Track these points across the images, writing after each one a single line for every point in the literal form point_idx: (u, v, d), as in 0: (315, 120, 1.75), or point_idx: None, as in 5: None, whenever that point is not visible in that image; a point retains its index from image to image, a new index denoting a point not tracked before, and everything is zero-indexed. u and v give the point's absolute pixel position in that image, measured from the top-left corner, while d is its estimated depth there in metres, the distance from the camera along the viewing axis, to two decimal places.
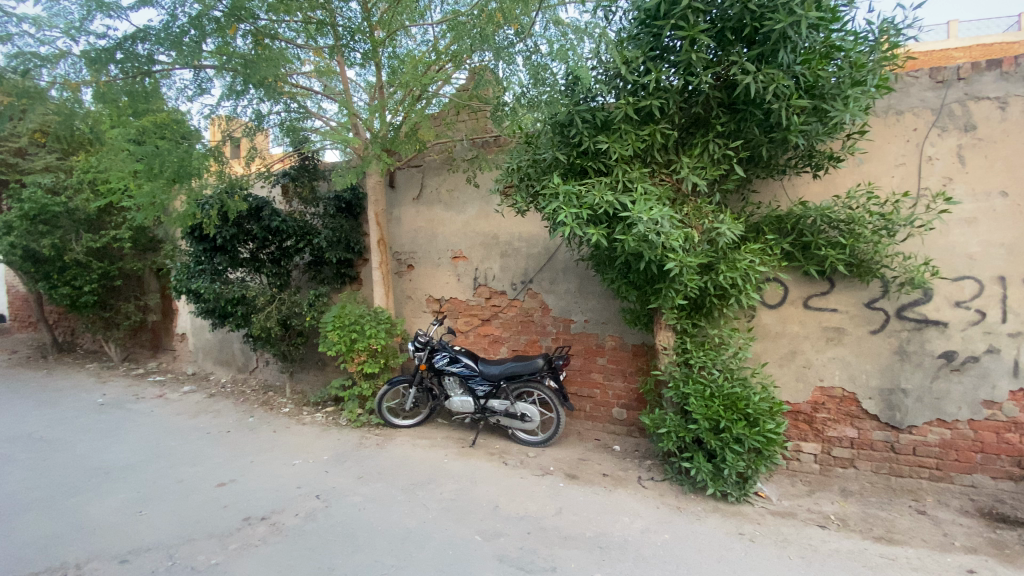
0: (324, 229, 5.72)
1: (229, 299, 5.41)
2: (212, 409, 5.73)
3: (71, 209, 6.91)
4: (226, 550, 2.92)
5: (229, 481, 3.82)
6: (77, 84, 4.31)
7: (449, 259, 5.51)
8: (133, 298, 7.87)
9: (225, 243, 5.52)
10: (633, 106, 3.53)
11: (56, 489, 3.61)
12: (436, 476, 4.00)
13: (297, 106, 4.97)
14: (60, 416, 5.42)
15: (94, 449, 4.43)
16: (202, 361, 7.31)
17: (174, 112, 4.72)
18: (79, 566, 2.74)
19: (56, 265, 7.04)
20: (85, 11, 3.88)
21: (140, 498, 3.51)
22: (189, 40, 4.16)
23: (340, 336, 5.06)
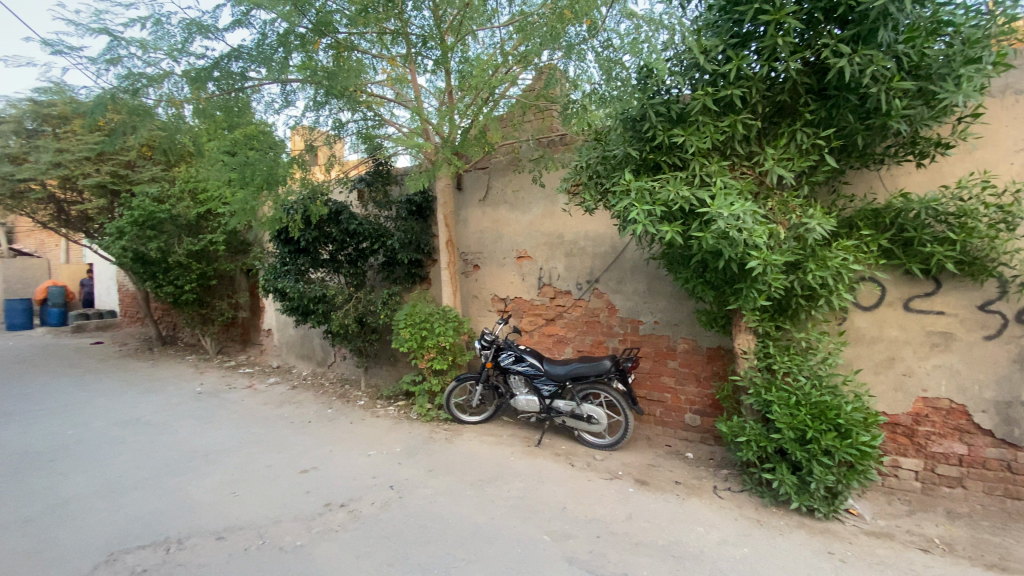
0: (396, 231, 5.91)
1: (312, 297, 5.69)
2: (295, 400, 6.12)
3: (174, 215, 7.65)
4: (309, 534, 3.09)
5: (311, 468, 4.06)
6: (180, 101, 4.82)
7: (514, 258, 5.53)
8: (226, 296, 8.58)
9: (308, 245, 5.86)
10: (712, 97, 3.37)
11: (163, 469, 3.99)
12: (503, 473, 4.03)
13: (372, 115, 5.19)
14: (166, 403, 5.99)
15: (194, 434, 4.86)
16: (286, 355, 7.83)
17: (263, 125, 5.05)
18: (183, 539, 2.99)
19: (163, 266, 7.78)
20: (187, 34, 4.26)
21: (234, 481, 3.80)
22: (276, 57, 4.47)
23: (411, 333, 5.23)
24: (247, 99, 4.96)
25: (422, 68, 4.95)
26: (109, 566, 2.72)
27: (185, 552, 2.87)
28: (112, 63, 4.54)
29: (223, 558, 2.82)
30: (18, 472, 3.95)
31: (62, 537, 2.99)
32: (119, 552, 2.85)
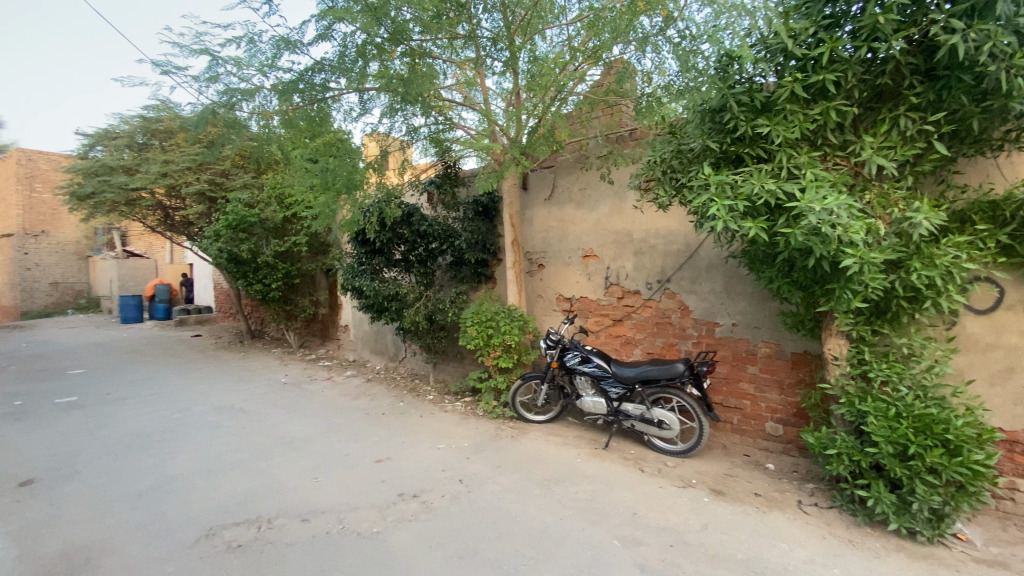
0: (463, 232, 6.05)
1: (386, 295, 5.94)
2: (368, 392, 6.42)
3: (263, 219, 8.27)
4: (385, 521, 3.21)
5: (384, 459, 4.23)
6: (270, 113, 5.19)
7: (580, 258, 5.47)
8: (308, 294, 9.15)
9: (382, 246, 6.10)
10: (802, 83, 3.15)
11: (254, 453, 4.32)
12: (571, 475, 3.99)
13: (442, 119, 5.31)
14: (255, 392, 6.48)
15: (280, 422, 5.22)
16: (361, 350, 8.23)
17: (342, 133, 5.34)
18: (272, 519, 3.20)
19: (253, 266, 8.42)
20: (277, 51, 4.58)
21: (316, 467, 4.04)
22: (356, 67, 4.71)
23: (477, 331, 5.30)
24: (328, 110, 5.26)
25: (491, 69, 5.03)
26: (209, 539, 2.95)
27: (274, 531, 3.06)
28: (211, 80, 4.97)
29: (307, 539, 2.97)
30: (133, 450, 4.41)
31: (169, 510, 3.29)
32: (217, 527, 3.07)
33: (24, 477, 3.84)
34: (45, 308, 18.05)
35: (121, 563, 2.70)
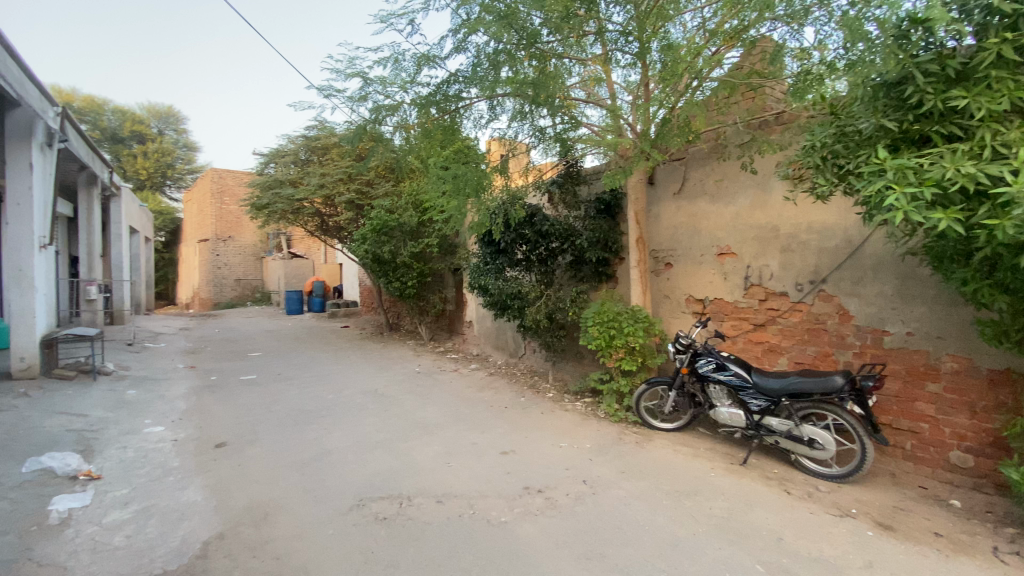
0: (584, 231, 5.94)
1: (508, 294, 6.06)
2: (492, 386, 6.68)
3: (401, 223, 9.06)
4: (513, 512, 3.30)
5: (510, 451, 4.37)
6: (411, 124, 5.61)
7: (714, 255, 5.11)
8: (437, 291, 9.79)
9: (505, 246, 6.20)
10: (1011, 43, 2.62)
11: (394, 435, 4.73)
12: (703, 488, 3.73)
13: (567, 119, 5.23)
14: (394, 380, 7.11)
15: (415, 409, 5.65)
16: (484, 346, 8.59)
17: (469, 140, 5.68)
18: (411, 497, 3.47)
19: (392, 266, 9.23)
20: (418, 67, 4.96)
21: (448, 453, 4.30)
22: (489, 75, 4.91)
23: (599, 331, 5.18)
24: (460, 119, 5.56)
25: (617, 62, 4.88)
26: (360, 509, 3.28)
27: (414, 508, 3.31)
28: (362, 100, 5.53)
29: (443, 520, 3.16)
30: (298, 424, 5.09)
31: (328, 479, 3.74)
32: (366, 499, 3.42)
33: (221, 440, 4.64)
34: (233, 300, 21.71)
35: (293, 521, 3.12)
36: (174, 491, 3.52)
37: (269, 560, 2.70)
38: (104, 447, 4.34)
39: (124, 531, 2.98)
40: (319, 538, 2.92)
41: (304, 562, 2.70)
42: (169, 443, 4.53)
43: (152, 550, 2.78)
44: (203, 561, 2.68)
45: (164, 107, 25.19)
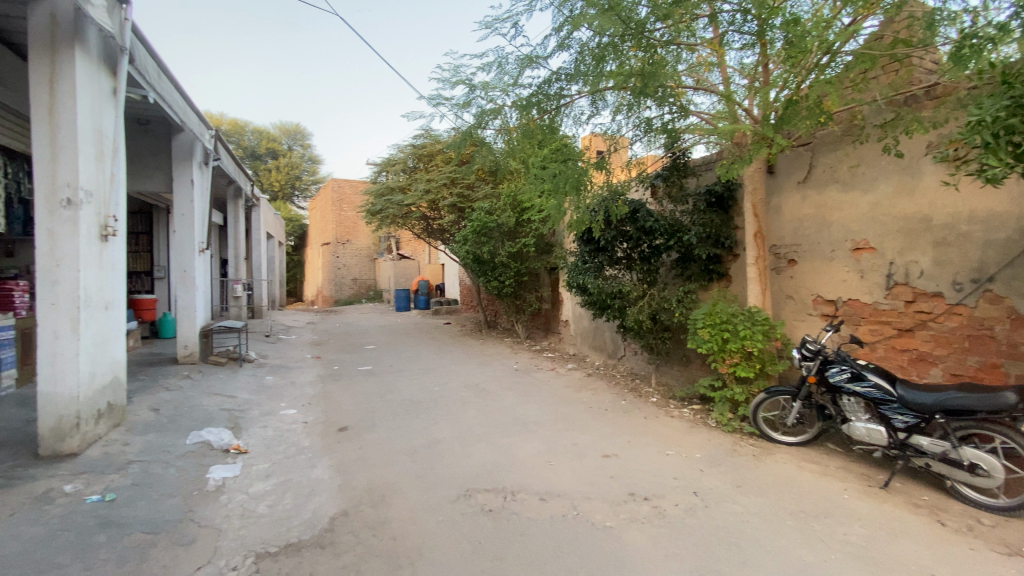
0: (693, 226, 5.60)
1: (608, 293, 5.91)
2: (591, 387, 6.57)
3: (500, 224, 9.24)
4: (618, 518, 3.21)
5: (612, 455, 4.26)
6: (512, 127, 5.69)
7: (847, 251, 4.55)
8: (534, 290, 9.84)
9: (606, 244, 6.03)
10: None
11: (496, 430, 4.84)
12: (833, 510, 3.34)
13: (675, 110, 5.06)
14: (494, 376, 7.29)
15: (516, 405, 5.74)
16: (581, 346, 8.48)
17: (568, 137, 5.62)
18: (515, 492, 3.51)
19: (491, 265, 9.45)
20: (521, 69, 5.01)
21: (549, 451, 4.30)
22: (592, 70, 4.82)
23: (710, 335, 4.87)
24: (559, 119, 5.58)
25: (732, 44, 4.56)
26: (467, 499, 3.40)
27: (518, 503, 3.35)
28: (466, 106, 5.72)
29: (546, 518, 3.17)
30: (408, 414, 5.41)
31: (436, 468, 3.92)
32: (472, 490, 3.53)
33: (342, 425, 5.08)
34: (350, 298, 23.74)
35: (406, 505, 3.32)
36: (305, 469, 3.92)
37: (386, 540, 2.89)
38: (249, 425, 4.95)
39: (266, 501, 3.37)
40: (430, 524, 3.07)
41: (417, 545, 2.85)
42: (300, 425, 5.05)
43: (289, 520, 3.11)
44: (330, 534, 2.94)
45: (293, 125, 28.23)
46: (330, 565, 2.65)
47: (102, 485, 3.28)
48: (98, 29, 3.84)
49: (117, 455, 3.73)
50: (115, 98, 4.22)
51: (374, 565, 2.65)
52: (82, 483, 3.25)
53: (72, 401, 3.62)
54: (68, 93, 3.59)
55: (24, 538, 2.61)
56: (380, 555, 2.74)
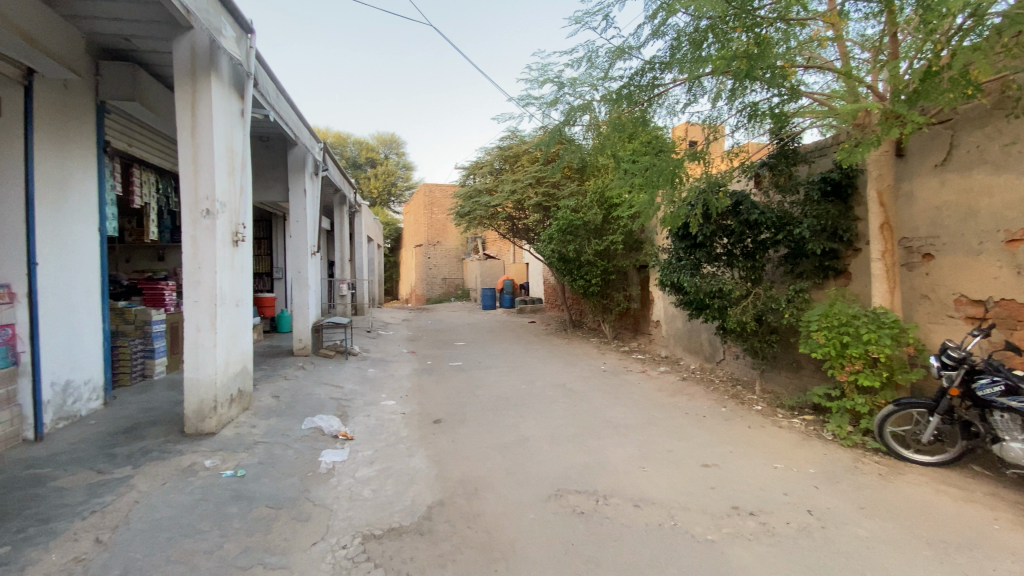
0: (805, 217, 5.10)
1: (708, 292, 5.54)
2: (686, 391, 6.26)
3: (587, 222, 9.08)
4: (720, 532, 3.02)
5: (712, 464, 4.02)
6: (601, 121, 5.53)
7: (1000, 243, 3.90)
8: (622, 289, 9.57)
9: (704, 240, 5.71)
10: None
11: (586, 431, 4.77)
12: (986, 544, 2.87)
13: (784, 92, 4.67)
14: (583, 376, 7.20)
15: (606, 407, 5.62)
16: (674, 347, 8.11)
17: (656, 128, 5.40)
18: (607, 496, 3.44)
19: (577, 263, 9.33)
20: (612, 61, 4.89)
21: (642, 457, 4.16)
22: (689, 56, 4.57)
23: (827, 338, 4.42)
24: (650, 111, 5.28)
25: (851, 15, 4.10)
26: (558, 499, 3.38)
27: (610, 508, 3.27)
28: (554, 104, 5.69)
29: (641, 525, 3.06)
30: (498, 410, 5.52)
31: (527, 465, 3.95)
32: (563, 491, 3.51)
33: (436, 417, 5.29)
34: (440, 296, 24.73)
35: (499, 500, 3.38)
36: (404, 458, 4.13)
37: (481, 533, 2.96)
38: (354, 414, 5.33)
39: (371, 486, 3.60)
40: (523, 521, 3.09)
41: (511, 541, 2.88)
42: (398, 416, 5.34)
43: (391, 506, 3.30)
44: (428, 522, 3.07)
45: (389, 134, 29.97)
46: (429, 552, 2.76)
47: (235, 462, 3.69)
48: (228, 57, 4.33)
49: (245, 436, 4.19)
50: (242, 119, 4.74)
51: (470, 557, 2.73)
52: (218, 459, 3.69)
53: (210, 386, 4.11)
54: (205, 116, 4.08)
55: (176, 504, 3.02)
56: (475, 547, 2.81)
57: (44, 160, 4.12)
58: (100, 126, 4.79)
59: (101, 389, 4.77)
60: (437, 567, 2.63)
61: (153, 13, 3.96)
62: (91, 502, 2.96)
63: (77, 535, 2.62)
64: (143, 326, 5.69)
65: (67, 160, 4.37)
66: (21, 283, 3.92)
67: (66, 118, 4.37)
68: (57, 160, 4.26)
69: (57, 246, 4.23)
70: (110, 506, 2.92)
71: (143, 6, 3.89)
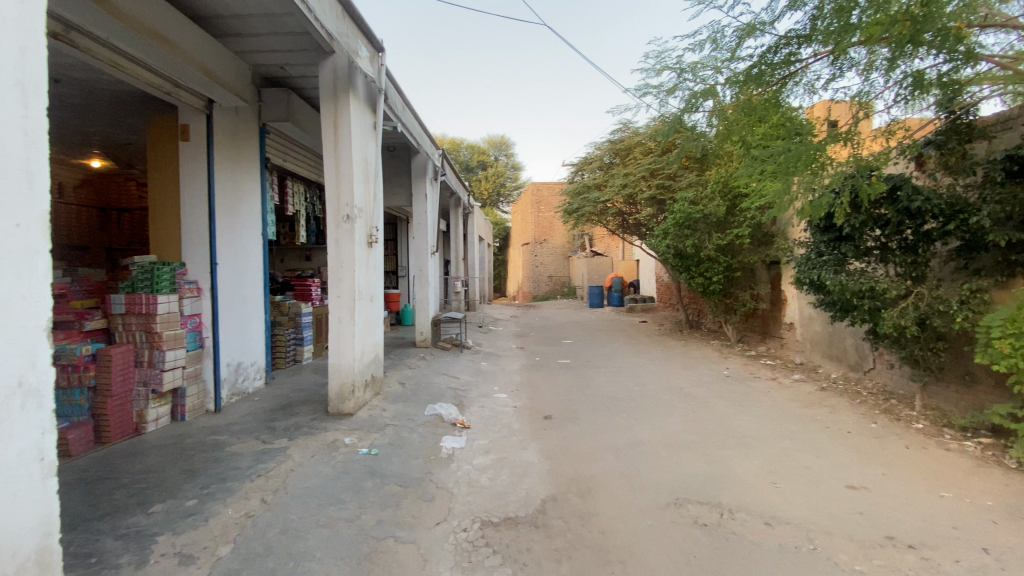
0: (984, 203, 4.28)
1: (855, 291, 4.94)
2: (826, 403, 5.59)
3: (707, 215, 8.52)
4: (871, 563, 2.65)
5: (860, 487, 3.54)
6: (728, 105, 4.95)
7: None
8: (748, 287, 8.81)
9: (852, 232, 5.10)
10: None
11: (707, 439, 4.49)
12: None
13: (961, 54, 3.95)
14: (701, 380, 6.77)
15: (728, 415, 5.23)
16: (811, 353, 7.30)
17: (792, 109, 4.89)
18: (733, 510, 3.20)
19: (696, 260, 8.80)
20: (741, 40, 4.53)
21: (773, 471, 3.80)
22: (834, 26, 4.08)
23: (1012, 348, 3.66)
24: (785, 91, 4.78)
25: None
26: (678, 508, 3.22)
27: (737, 523, 3.04)
28: (673, 92, 5.42)
29: (774, 546, 2.80)
30: (612, 410, 5.41)
31: (643, 469, 3.82)
32: (683, 500, 3.33)
33: (548, 413, 5.34)
34: (547, 294, 24.90)
35: (614, 502, 3.31)
36: (518, 450, 4.23)
37: (596, 533, 2.93)
38: (470, 404, 5.58)
39: (487, 474, 3.75)
40: (640, 526, 3.00)
41: (627, 545, 2.81)
42: (511, 409, 5.49)
43: (507, 495, 3.40)
44: (543, 516, 3.11)
45: (499, 137, 30.83)
46: (545, 545, 2.80)
47: (369, 441, 4.07)
48: (363, 76, 4.77)
49: (377, 418, 4.59)
50: (374, 132, 5.20)
51: (585, 555, 2.71)
52: (356, 437, 4.09)
53: (349, 372, 4.58)
54: (346, 130, 4.54)
55: (322, 475, 3.41)
56: (591, 547, 2.79)
57: (222, 175, 4.89)
58: (262, 144, 5.55)
59: (263, 370, 5.54)
60: (553, 561, 2.65)
61: (303, 41, 4.50)
62: (257, 467, 3.45)
63: (248, 494, 3.07)
64: (295, 317, 6.51)
65: (238, 174, 5.14)
66: (205, 279, 4.70)
67: (237, 139, 5.13)
68: (230, 175, 5.03)
69: (231, 248, 5.00)
70: (271, 472, 3.38)
71: (296, 37, 4.44)
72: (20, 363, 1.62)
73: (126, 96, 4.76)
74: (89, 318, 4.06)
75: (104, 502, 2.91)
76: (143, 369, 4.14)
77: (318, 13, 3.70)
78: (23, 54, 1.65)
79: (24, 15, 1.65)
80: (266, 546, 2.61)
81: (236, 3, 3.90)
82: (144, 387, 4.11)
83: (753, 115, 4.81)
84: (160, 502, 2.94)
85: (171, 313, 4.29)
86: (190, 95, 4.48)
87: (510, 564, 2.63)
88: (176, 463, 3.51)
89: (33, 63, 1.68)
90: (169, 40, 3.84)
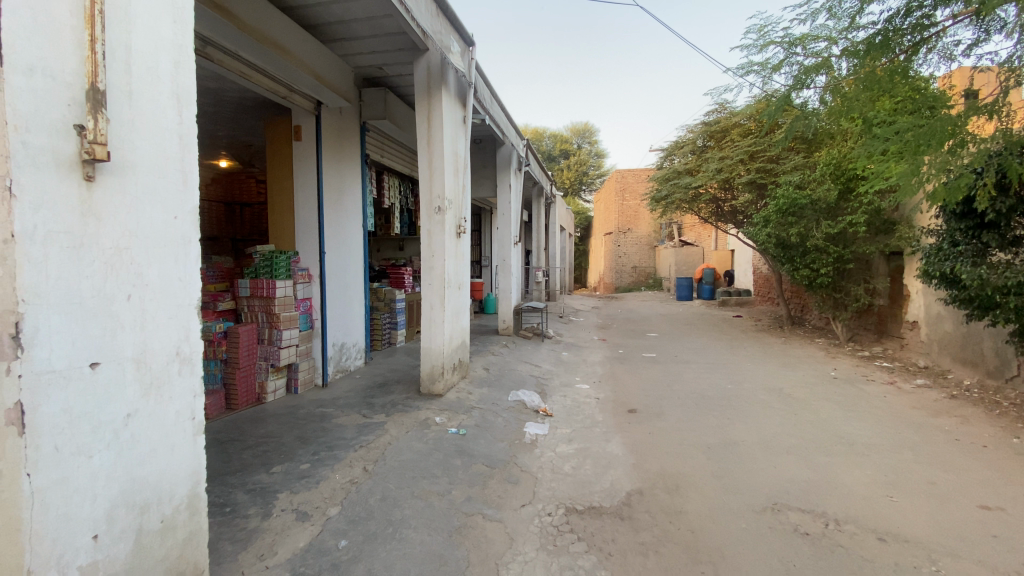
0: None
1: (999, 287, 4.30)
2: (957, 413, 4.94)
3: (815, 200, 7.75)
4: None
5: (995, 507, 3.11)
6: (845, 79, 4.40)
7: None
8: (862, 281, 7.90)
9: (996, 218, 4.45)
10: None
11: (810, 443, 4.17)
12: None
13: None
14: (803, 381, 6.24)
15: (834, 419, 4.79)
16: (938, 356, 6.47)
17: (921, 80, 4.34)
18: (840, 521, 2.95)
19: (801, 249, 8.12)
20: (862, 5, 4.06)
21: (889, 483, 3.45)
22: None
23: None
24: (915, 60, 4.19)
25: None
26: (776, 514, 3.04)
27: (845, 535, 2.80)
28: (779, 69, 4.99)
29: (888, 563, 2.56)
30: (701, 408, 5.18)
31: (735, 471, 3.64)
32: (781, 505, 3.14)
33: (632, 407, 5.23)
34: (629, 287, 24.15)
35: (704, 501, 3.19)
36: (602, 441, 4.21)
37: (685, 531, 2.86)
38: (552, 393, 5.64)
39: (571, 462, 3.77)
40: (733, 528, 2.88)
41: (719, 546, 2.72)
42: (594, 400, 5.45)
43: (592, 485, 3.41)
44: (628, 508, 3.09)
45: (582, 125, 30.41)
46: (630, 537, 2.78)
47: (458, 421, 4.26)
48: (455, 71, 4.91)
49: (464, 401, 4.79)
50: (464, 125, 5.35)
51: (672, 552, 2.66)
52: (446, 417, 4.30)
53: (439, 355, 4.80)
54: (438, 123, 4.70)
55: (416, 450, 3.64)
56: (679, 544, 2.73)
57: (328, 170, 5.30)
58: (363, 141, 5.93)
59: (363, 351, 5.99)
60: (639, 554, 2.63)
61: (400, 41, 4.74)
62: (359, 439, 3.75)
63: (352, 463, 3.35)
64: (390, 303, 6.93)
65: (342, 169, 5.54)
66: (314, 266, 5.17)
67: (342, 136, 5.53)
68: (336, 170, 5.44)
69: (337, 237, 5.43)
70: (372, 444, 3.66)
71: (395, 36, 4.67)
72: (177, 335, 1.89)
73: (249, 102, 5.31)
74: (221, 300, 4.65)
75: (234, 460, 3.34)
76: (264, 346, 4.64)
77: (415, 13, 3.86)
78: (178, 69, 1.91)
79: (176, 34, 1.90)
80: (368, 511, 2.85)
81: (342, 9, 4.18)
82: (265, 361, 4.62)
83: (876, 89, 4.20)
84: (279, 464, 3.31)
85: (287, 297, 4.76)
86: (302, 99, 4.90)
87: (595, 552, 2.64)
88: (291, 430, 3.92)
89: (185, 76, 1.93)
90: (285, 47, 4.23)
